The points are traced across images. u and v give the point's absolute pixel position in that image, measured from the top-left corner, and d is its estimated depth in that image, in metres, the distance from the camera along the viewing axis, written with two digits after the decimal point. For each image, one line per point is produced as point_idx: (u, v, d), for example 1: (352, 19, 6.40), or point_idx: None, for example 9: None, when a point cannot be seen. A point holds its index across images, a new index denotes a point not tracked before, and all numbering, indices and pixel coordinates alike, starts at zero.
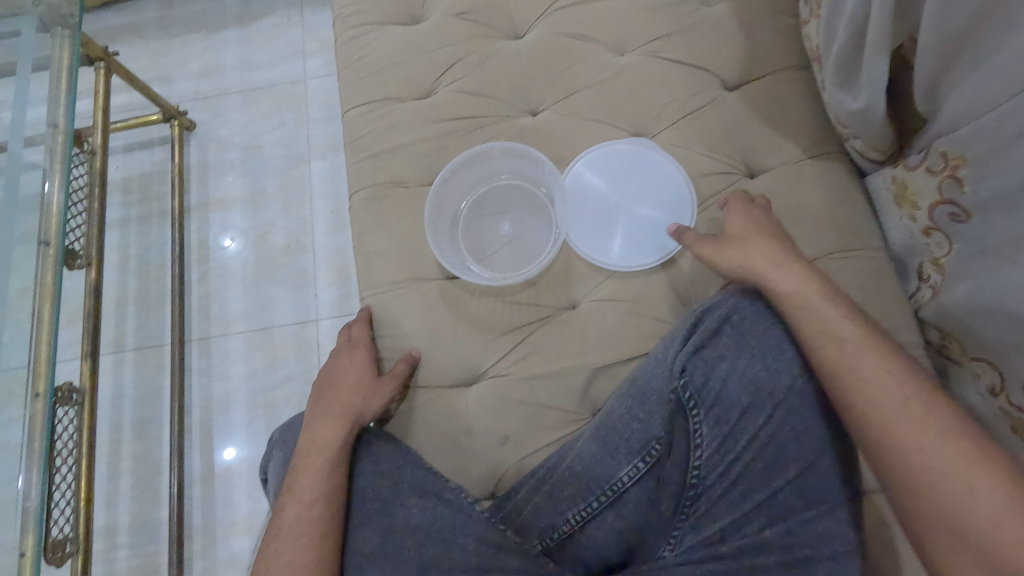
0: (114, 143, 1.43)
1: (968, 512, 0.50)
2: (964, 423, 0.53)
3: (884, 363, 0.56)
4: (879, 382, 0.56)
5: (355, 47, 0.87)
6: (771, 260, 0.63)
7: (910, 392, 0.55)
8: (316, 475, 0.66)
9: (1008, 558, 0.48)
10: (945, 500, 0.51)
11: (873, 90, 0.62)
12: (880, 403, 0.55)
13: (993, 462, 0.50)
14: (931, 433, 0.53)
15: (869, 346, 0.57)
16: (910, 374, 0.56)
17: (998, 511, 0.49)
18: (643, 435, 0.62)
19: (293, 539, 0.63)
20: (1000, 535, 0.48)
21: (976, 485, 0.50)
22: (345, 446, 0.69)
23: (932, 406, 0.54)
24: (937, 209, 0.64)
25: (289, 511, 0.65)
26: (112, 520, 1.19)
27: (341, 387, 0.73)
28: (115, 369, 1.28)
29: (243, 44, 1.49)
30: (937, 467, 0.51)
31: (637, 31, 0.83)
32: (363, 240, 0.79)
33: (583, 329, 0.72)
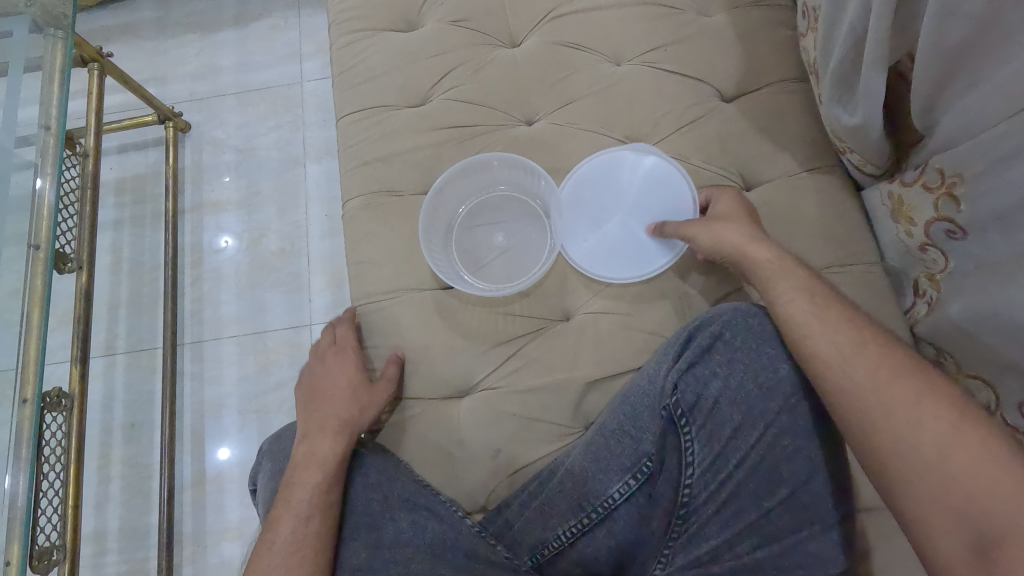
0: (108, 144, 1.42)
1: (916, 446, 0.50)
2: (916, 368, 0.54)
3: (843, 317, 0.58)
4: (834, 331, 0.58)
5: (351, 53, 0.87)
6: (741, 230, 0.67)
7: (864, 341, 0.57)
8: (309, 489, 0.65)
9: (954, 489, 0.48)
10: (897, 435, 0.51)
11: (869, 106, 0.62)
12: (836, 351, 0.57)
13: (942, 402, 0.51)
14: (886, 374, 0.54)
15: (827, 301, 0.60)
16: (868, 328, 0.58)
17: (946, 445, 0.49)
18: (634, 452, 0.61)
19: (287, 553, 0.62)
20: (949, 466, 0.49)
21: (925, 421, 0.51)
22: (340, 460, 0.68)
23: (890, 350, 0.56)
24: (934, 225, 0.64)
25: (283, 525, 0.64)
26: (101, 525, 1.18)
27: (328, 394, 0.72)
28: (106, 372, 1.27)
29: (240, 45, 1.48)
30: (890, 402, 0.53)
31: (634, 40, 0.82)
32: (356, 248, 0.79)
33: (577, 341, 0.71)
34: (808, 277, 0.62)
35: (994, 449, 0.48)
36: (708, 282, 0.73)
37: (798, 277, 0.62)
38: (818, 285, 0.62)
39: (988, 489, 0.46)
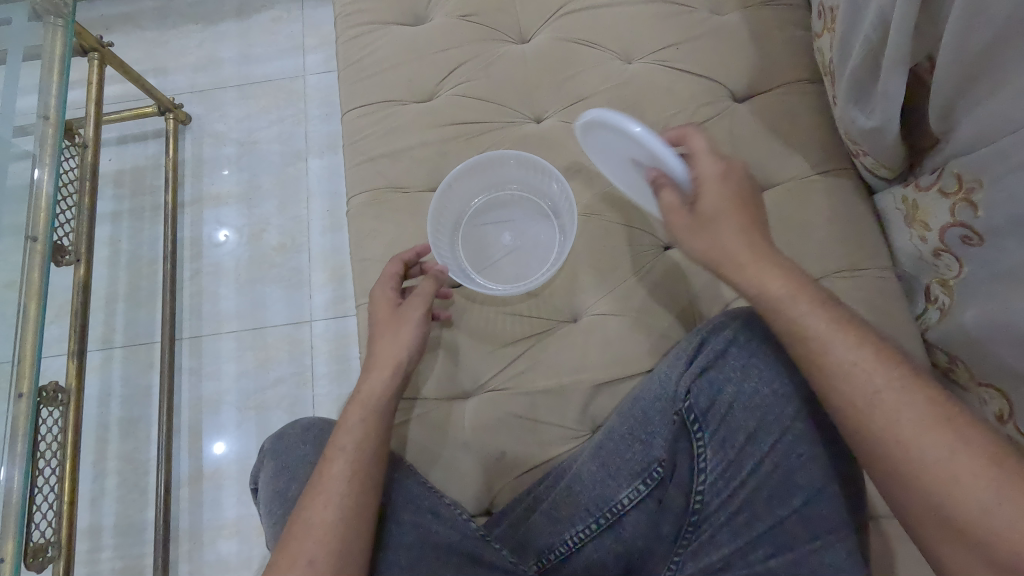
0: (107, 135, 1.40)
1: (957, 504, 0.47)
2: (945, 410, 0.50)
3: (860, 354, 0.53)
4: (851, 375, 0.52)
5: (356, 46, 0.86)
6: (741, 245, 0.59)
7: (885, 383, 0.52)
8: (358, 434, 0.62)
9: (998, 549, 0.45)
10: (934, 491, 0.48)
11: (887, 109, 0.60)
12: (856, 398, 0.52)
13: (980, 451, 0.48)
14: (909, 424, 0.50)
15: (840, 335, 0.54)
16: (887, 363, 0.53)
17: (987, 501, 0.46)
18: (644, 458, 0.60)
19: (337, 486, 0.59)
20: (992, 524, 0.46)
21: (963, 476, 0.47)
22: (389, 402, 0.64)
23: (909, 392, 0.51)
24: (949, 231, 0.63)
25: (333, 468, 0.60)
26: (97, 521, 1.17)
27: (381, 327, 0.68)
28: (103, 366, 1.26)
29: (242, 37, 1.46)
30: (920, 455, 0.49)
31: (646, 38, 0.81)
32: (360, 245, 0.78)
33: (584, 343, 0.70)
34: (819, 301, 0.56)
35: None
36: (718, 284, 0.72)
37: (810, 306, 0.56)
38: (829, 304, 0.56)
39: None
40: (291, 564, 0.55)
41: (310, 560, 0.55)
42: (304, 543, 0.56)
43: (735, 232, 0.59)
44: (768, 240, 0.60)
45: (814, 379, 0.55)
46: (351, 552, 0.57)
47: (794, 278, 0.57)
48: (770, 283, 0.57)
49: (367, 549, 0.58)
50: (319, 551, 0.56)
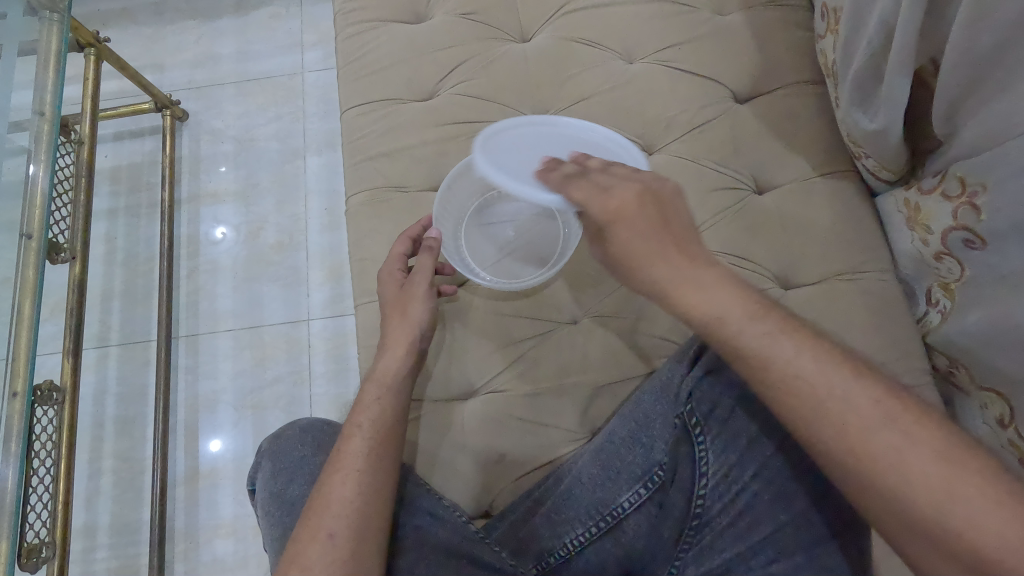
0: (104, 131, 1.39)
1: (914, 504, 0.46)
2: (887, 408, 0.50)
3: (799, 363, 0.52)
4: (794, 386, 0.52)
5: (356, 43, 0.85)
6: (665, 269, 0.57)
7: (827, 389, 0.51)
8: (375, 411, 0.61)
9: (960, 545, 0.45)
10: (890, 495, 0.47)
11: (892, 111, 0.60)
12: (802, 408, 0.51)
13: (925, 445, 0.48)
14: (856, 429, 0.49)
15: (776, 347, 0.53)
16: (826, 366, 0.52)
17: (942, 498, 0.46)
18: (645, 461, 0.60)
19: (359, 458, 0.58)
20: (950, 521, 0.45)
21: (914, 475, 0.47)
22: (405, 382, 0.64)
23: (851, 395, 0.50)
24: (951, 234, 0.63)
25: (351, 445, 0.60)
26: (91, 520, 1.16)
27: (392, 307, 0.68)
28: (99, 364, 1.25)
29: (240, 34, 1.46)
30: (873, 459, 0.48)
31: (648, 38, 0.81)
32: (359, 245, 0.77)
33: (585, 346, 0.70)
34: (752, 314, 0.54)
35: (988, 491, 0.45)
36: None
37: (740, 321, 0.54)
38: (768, 313, 0.55)
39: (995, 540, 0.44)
40: (312, 537, 0.54)
41: (330, 534, 0.54)
42: (323, 519, 0.55)
43: (657, 257, 0.57)
44: (688, 253, 0.57)
45: (762, 394, 0.53)
46: (371, 526, 0.56)
47: (721, 293, 0.55)
48: (699, 305, 0.55)
49: (387, 526, 0.57)
50: (339, 525, 0.55)
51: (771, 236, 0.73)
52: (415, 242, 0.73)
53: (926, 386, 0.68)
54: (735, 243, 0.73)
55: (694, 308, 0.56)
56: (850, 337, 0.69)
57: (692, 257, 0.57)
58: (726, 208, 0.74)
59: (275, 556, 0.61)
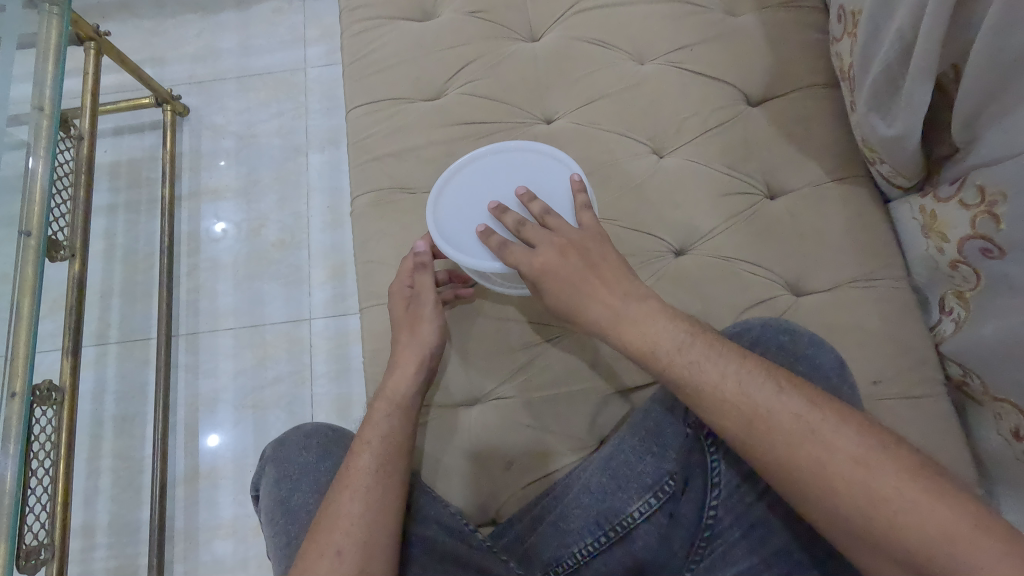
0: (103, 126, 1.38)
1: (846, 514, 0.47)
2: (808, 420, 0.49)
3: (724, 387, 0.52)
4: (722, 411, 0.51)
5: (362, 41, 0.84)
6: (597, 309, 0.57)
7: (752, 410, 0.51)
8: (383, 428, 0.61)
9: (891, 547, 0.45)
10: (824, 507, 0.48)
11: (911, 117, 0.59)
12: (732, 432, 0.51)
13: (847, 452, 0.48)
14: (782, 446, 0.49)
15: (704, 376, 0.53)
16: (749, 385, 0.52)
17: (868, 504, 0.46)
18: (656, 470, 0.59)
19: (367, 475, 0.58)
20: (878, 525, 0.46)
21: (840, 485, 0.47)
22: (416, 397, 0.63)
23: (773, 414, 0.50)
24: (969, 243, 0.62)
25: (359, 462, 0.59)
26: (90, 519, 1.15)
27: (401, 325, 0.68)
28: (97, 362, 1.23)
29: (241, 28, 1.44)
30: (805, 475, 0.48)
31: (659, 39, 0.80)
32: (364, 247, 0.76)
33: (594, 352, 0.69)
34: (681, 343, 0.55)
35: (909, 492, 0.45)
36: (731, 293, 0.70)
37: (669, 354, 0.54)
38: (697, 337, 0.55)
39: (921, 539, 0.44)
40: (319, 555, 0.53)
41: (337, 551, 0.53)
42: (329, 536, 0.54)
43: (589, 295, 0.58)
44: (612, 288, 0.58)
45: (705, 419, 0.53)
46: (379, 543, 0.55)
47: (651, 326, 0.56)
48: (632, 344, 0.56)
49: (395, 543, 0.57)
50: (347, 541, 0.54)
51: (784, 242, 0.72)
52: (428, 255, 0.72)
53: (939, 395, 0.67)
54: (747, 248, 0.72)
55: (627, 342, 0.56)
56: (863, 345, 0.68)
57: (622, 294, 0.58)
58: (738, 213, 0.73)
59: (280, 565, 0.60)
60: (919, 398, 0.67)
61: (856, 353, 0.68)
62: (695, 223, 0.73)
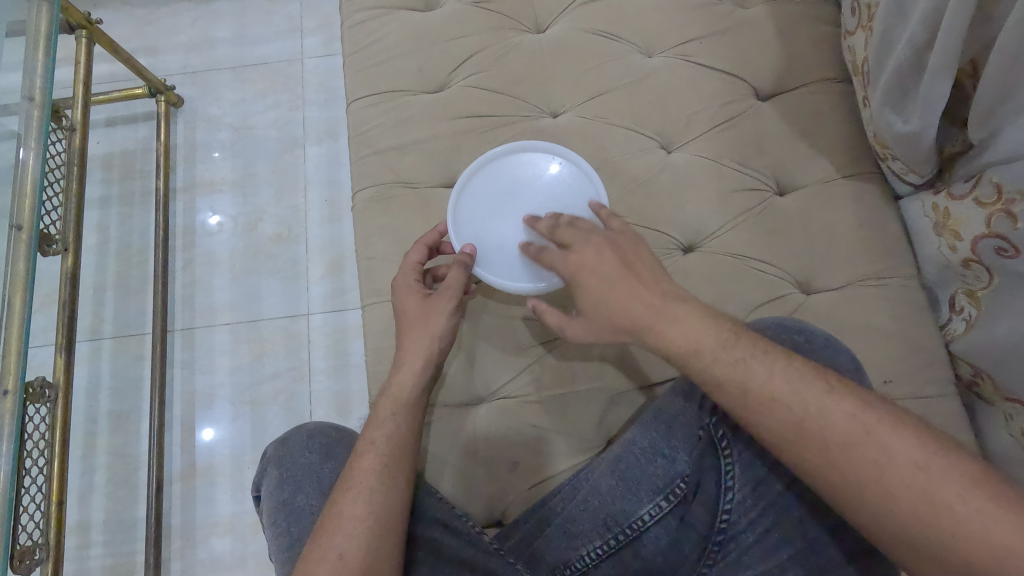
0: (95, 117, 1.35)
1: (901, 520, 0.46)
2: (863, 422, 0.49)
3: (772, 386, 0.51)
4: (771, 411, 0.50)
5: (363, 32, 0.82)
6: (635, 307, 0.55)
7: (804, 411, 0.50)
8: (389, 428, 0.59)
9: (948, 557, 0.44)
10: (876, 511, 0.47)
11: (928, 113, 0.58)
12: (782, 433, 0.50)
13: (906, 456, 0.47)
14: (834, 447, 0.49)
15: (752, 376, 0.52)
16: (800, 385, 0.51)
17: (927, 509, 0.45)
18: (667, 472, 0.58)
19: (370, 477, 0.56)
20: (939, 532, 0.45)
21: (897, 489, 0.46)
22: (421, 394, 0.61)
23: (827, 415, 0.49)
24: (982, 242, 0.61)
25: (363, 462, 0.57)
26: (85, 517, 1.14)
27: (410, 322, 0.64)
28: (91, 357, 1.21)
29: (236, 17, 1.41)
30: (857, 476, 0.48)
31: (668, 32, 0.78)
32: (366, 243, 0.74)
33: (602, 351, 0.68)
34: (723, 342, 0.54)
35: (973, 500, 0.44)
36: (740, 291, 0.69)
37: (712, 354, 0.53)
38: (741, 337, 0.54)
39: (987, 550, 0.43)
40: (320, 557, 0.52)
41: (341, 553, 0.52)
42: (333, 538, 0.53)
43: (626, 291, 0.56)
44: (651, 286, 0.57)
45: (745, 419, 0.52)
46: (382, 548, 0.54)
47: (691, 324, 0.54)
48: (672, 343, 0.54)
49: (398, 547, 0.55)
50: (348, 545, 0.53)
51: (794, 239, 0.71)
52: (430, 250, 0.69)
53: (950, 395, 0.66)
54: (756, 245, 0.71)
55: (668, 341, 0.55)
56: (874, 344, 0.67)
57: (659, 292, 0.56)
58: (747, 210, 0.72)
59: (282, 567, 0.59)
60: (930, 398, 0.66)
61: (867, 353, 0.67)
62: (704, 220, 0.72)
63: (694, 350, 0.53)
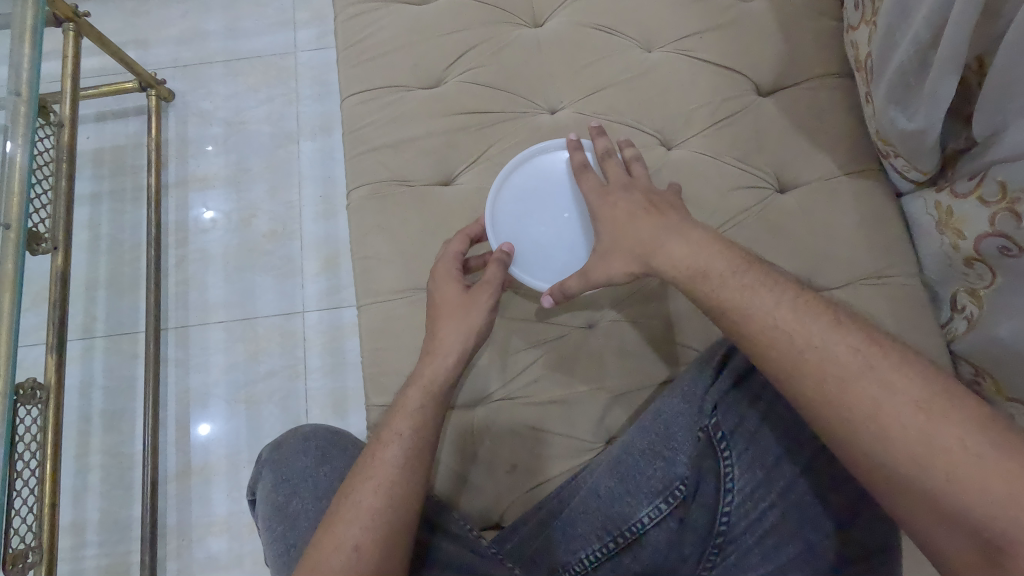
0: (85, 111, 1.33)
1: (897, 463, 0.47)
2: (866, 357, 0.50)
3: (778, 314, 0.53)
4: (774, 337, 0.53)
5: (357, 26, 0.80)
6: (649, 231, 0.60)
7: (807, 340, 0.52)
8: (415, 420, 0.58)
9: (942, 502, 0.45)
10: (872, 453, 0.48)
11: (933, 111, 0.57)
12: (782, 359, 0.52)
13: (906, 394, 0.48)
14: (833, 383, 0.50)
15: (758, 301, 0.54)
16: (807, 317, 0.53)
17: (924, 452, 0.46)
18: (665, 475, 0.58)
19: (389, 470, 0.55)
20: (933, 474, 0.45)
21: (893, 429, 0.47)
22: (449, 388, 0.60)
23: (830, 348, 0.51)
24: (986, 241, 0.60)
25: (384, 453, 0.56)
26: (80, 517, 1.13)
27: (449, 310, 0.63)
28: (84, 356, 1.20)
29: (228, 9, 1.38)
30: (854, 415, 0.49)
31: (667, 26, 0.77)
32: (361, 242, 0.73)
33: (601, 351, 0.67)
34: (734, 267, 0.57)
35: (971, 444, 0.45)
36: None
37: (722, 277, 0.56)
38: (752, 268, 0.57)
39: (984, 494, 0.43)
40: (335, 549, 0.52)
41: (355, 545, 0.52)
42: (347, 527, 0.53)
43: (649, 220, 0.61)
44: (675, 216, 0.61)
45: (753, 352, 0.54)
46: (399, 542, 0.53)
47: (705, 250, 0.58)
48: (679, 263, 0.58)
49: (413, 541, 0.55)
50: (365, 538, 0.52)
51: (795, 237, 0.70)
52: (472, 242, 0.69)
53: None
54: (757, 244, 0.70)
55: (678, 260, 0.58)
56: None
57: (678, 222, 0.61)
58: (747, 209, 0.71)
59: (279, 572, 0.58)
60: None
61: None
62: (705, 216, 0.71)
63: (704, 272, 0.57)
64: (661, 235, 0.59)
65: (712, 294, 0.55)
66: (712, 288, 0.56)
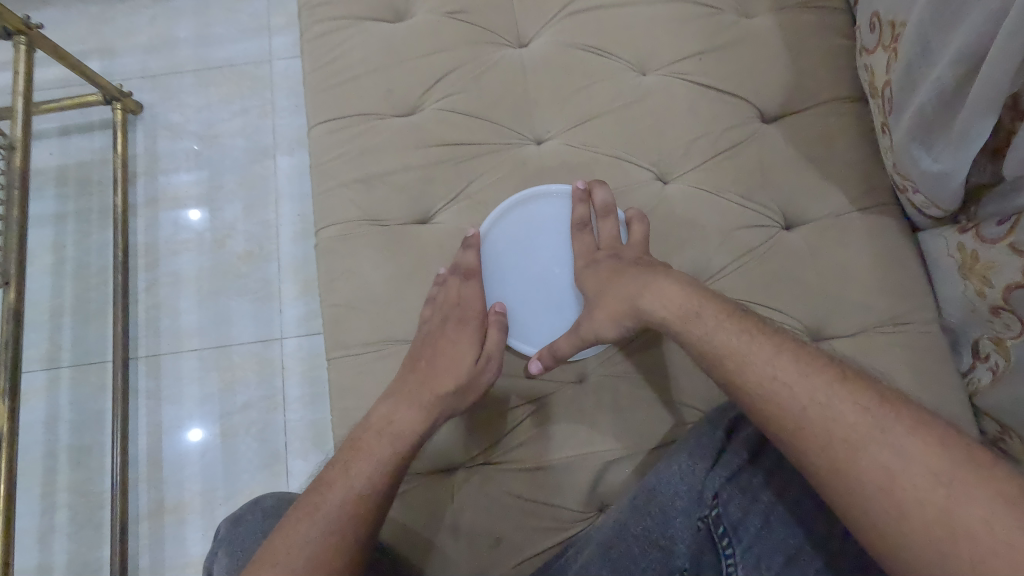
0: (47, 125, 1.25)
1: (916, 550, 0.41)
2: (877, 419, 0.45)
3: (776, 364, 0.50)
4: (772, 391, 0.49)
5: (325, 46, 0.73)
6: (635, 276, 0.58)
7: (810, 396, 0.48)
8: (371, 463, 0.54)
9: None
10: (890, 536, 0.42)
11: (963, 154, 0.51)
12: (782, 418, 0.48)
13: (925, 465, 0.42)
14: (841, 449, 0.45)
15: (755, 348, 0.51)
16: (808, 366, 0.49)
17: (945, 536, 0.40)
18: (664, 566, 0.53)
19: (336, 517, 0.51)
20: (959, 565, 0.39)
21: (911, 507, 0.41)
22: (417, 441, 0.56)
23: (834, 406, 0.46)
24: (1016, 291, 0.54)
25: (332, 497, 0.53)
26: (46, 560, 1.06)
27: (445, 374, 0.59)
28: (49, 388, 1.13)
29: (198, 15, 1.30)
30: (865, 489, 0.43)
31: (663, 47, 0.70)
32: (329, 288, 0.66)
33: (592, 412, 0.61)
34: (728, 311, 0.54)
35: (1001, 530, 0.39)
36: None
37: (715, 321, 0.54)
38: (745, 318, 0.54)
39: None
40: None
41: None
42: None
43: (640, 268, 0.59)
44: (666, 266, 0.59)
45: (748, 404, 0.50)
46: None
47: (694, 295, 0.55)
48: (670, 302, 0.55)
49: None
50: None
51: (803, 281, 0.64)
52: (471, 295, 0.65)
53: None
54: (761, 290, 0.64)
55: (668, 303, 0.56)
56: None
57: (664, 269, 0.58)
58: (751, 250, 0.65)
59: None
60: None
61: None
62: (706, 257, 0.65)
63: (697, 315, 0.54)
64: (650, 279, 0.57)
65: (701, 340, 0.53)
66: (703, 332, 0.53)
